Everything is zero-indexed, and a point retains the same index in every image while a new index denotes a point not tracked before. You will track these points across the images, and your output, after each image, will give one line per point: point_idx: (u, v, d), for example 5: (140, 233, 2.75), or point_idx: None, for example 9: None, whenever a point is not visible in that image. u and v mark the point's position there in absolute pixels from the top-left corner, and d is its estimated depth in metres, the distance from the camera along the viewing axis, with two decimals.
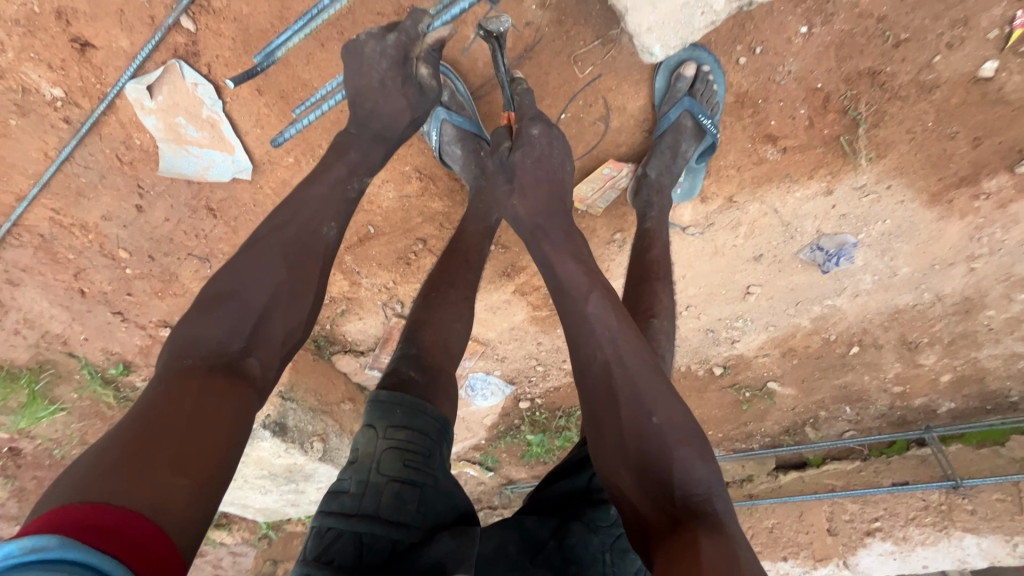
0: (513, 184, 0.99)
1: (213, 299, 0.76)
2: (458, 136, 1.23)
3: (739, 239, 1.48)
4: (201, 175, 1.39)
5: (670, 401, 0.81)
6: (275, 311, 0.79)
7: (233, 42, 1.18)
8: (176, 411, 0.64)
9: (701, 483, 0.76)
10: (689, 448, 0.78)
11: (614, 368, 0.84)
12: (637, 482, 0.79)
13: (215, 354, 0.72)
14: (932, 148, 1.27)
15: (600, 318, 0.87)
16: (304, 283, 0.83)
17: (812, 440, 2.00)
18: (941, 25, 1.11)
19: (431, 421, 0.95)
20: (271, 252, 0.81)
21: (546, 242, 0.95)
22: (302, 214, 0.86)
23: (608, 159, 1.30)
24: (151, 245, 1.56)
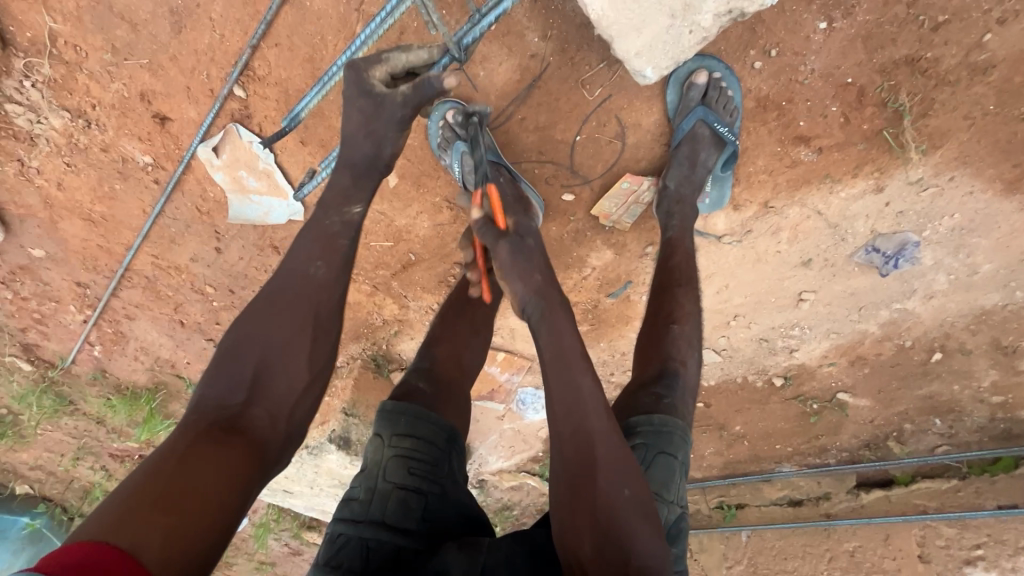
0: (526, 263, 0.94)
1: (224, 358, 0.90)
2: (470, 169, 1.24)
3: (781, 245, 1.40)
4: (263, 219, 1.57)
5: (636, 479, 0.83)
6: (277, 365, 0.91)
7: (276, 103, 1.33)
8: (166, 464, 0.75)
9: (653, 556, 0.79)
10: (643, 525, 0.81)
11: (597, 437, 0.82)
12: (601, 558, 0.78)
13: (220, 408, 0.85)
14: (998, 133, 1.14)
15: (590, 388, 0.84)
16: (296, 329, 0.93)
17: (897, 456, 1.81)
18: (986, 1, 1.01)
19: (436, 430, 1.01)
20: (271, 308, 0.94)
21: (555, 309, 0.90)
22: (294, 265, 0.97)
23: (626, 174, 1.31)
24: (231, 280, 1.78)
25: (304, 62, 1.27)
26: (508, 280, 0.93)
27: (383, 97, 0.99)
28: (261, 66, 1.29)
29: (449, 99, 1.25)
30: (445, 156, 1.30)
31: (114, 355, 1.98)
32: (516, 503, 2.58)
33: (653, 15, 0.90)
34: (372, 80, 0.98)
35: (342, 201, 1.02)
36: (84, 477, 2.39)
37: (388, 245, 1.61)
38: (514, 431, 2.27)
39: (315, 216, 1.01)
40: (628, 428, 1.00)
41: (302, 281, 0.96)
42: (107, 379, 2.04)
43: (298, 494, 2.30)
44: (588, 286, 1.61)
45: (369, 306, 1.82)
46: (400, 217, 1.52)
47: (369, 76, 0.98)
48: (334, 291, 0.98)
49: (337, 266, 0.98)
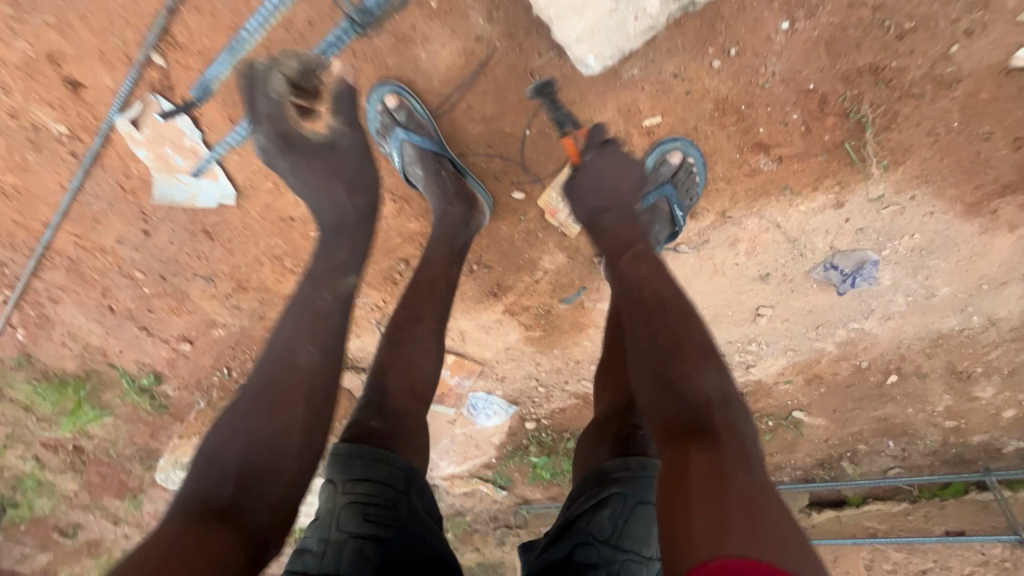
0: (569, 184, 1.10)
1: (205, 459, 0.82)
2: (623, 158, 1.07)
3: (739, 256, 1.33)
4: (191, 202, 1.45)
5: (687, 326, 0.85)
6: (269, 443, 0.83)
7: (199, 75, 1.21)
8: (151, 557, 0.67)
9: (713, 392, 0.77)
10: (696, 361, 0.81)
11: (642, 291, 0.92)
12: (655, 386, 0.80)
13: (204, 501, 0.77)
14: (962, 151, 1.10)
15: (632, 265, 0.97)
16: (290, 407, 0.86)
17: (850, 477, 1.77)
18: (954, 9, 0.96)
19: (396, 470, 0.92)
20: (253, 397, 0.87)
21: (606, 212, 1.06)
22: (278, 347, 0.90)
23: (573, 157, 1.23)
24: (161, 266, 1.70)
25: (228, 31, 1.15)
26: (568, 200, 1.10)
27: (270, 87, 1.01)
28: (180, 32, 1.17)
29: (389, 82, 1.15)
30: (384, 142, 1.23)
31: (38, 339, 1.83)
32: (469, 509, 2.50)
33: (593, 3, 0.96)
34: (267, 78, 1.01)
35: (336, 274, 0.97)
36: (8, 469, 2.24)
37: None
38: (465, 436, 2.17)
39: (303, 297, 0.95)
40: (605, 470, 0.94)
41: (290, 377, 0.88)
42: (32, 365, 1.89)
43: None
44: (541, 290, 1.54)
45: None
46: None
47: (262, 71, 1.01)
48: (326, 376, 0.91)
49: (328, 351, 0.92)
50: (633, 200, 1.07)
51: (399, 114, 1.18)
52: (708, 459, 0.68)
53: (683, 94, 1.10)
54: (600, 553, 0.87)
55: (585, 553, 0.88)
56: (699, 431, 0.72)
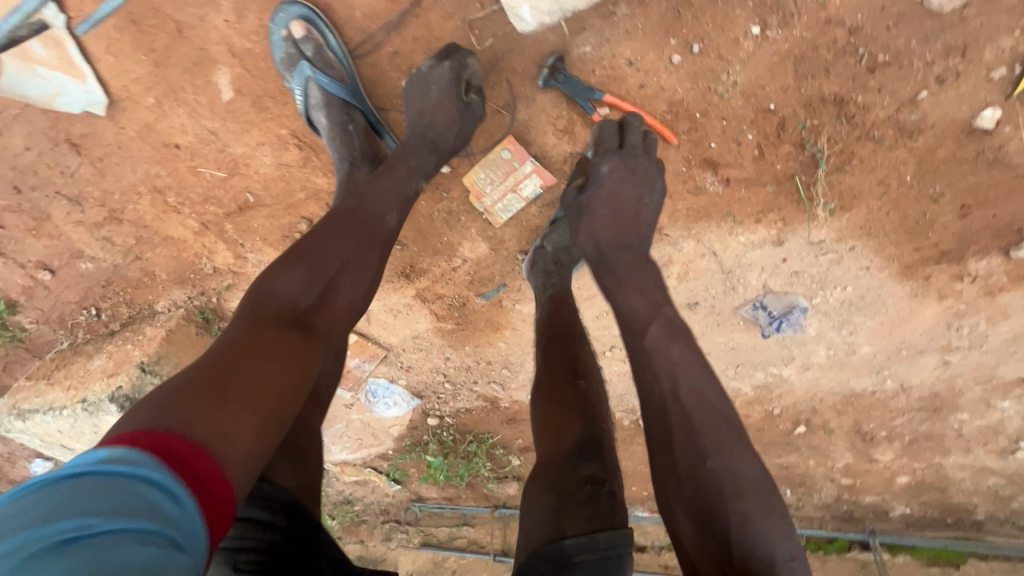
0: (582, 217, 0.97)
1: (298, 255, 0.84)
2: (623, 163, 0.96)
3: (669, 279, 1.23)
4: (48, 102, 1.16)
5: (736, 451, 0.75)
6: (346, 277, 0.87)
7: None
8: (241, 356, 0.72)
9: (781, 550, 0.70)
10: (751, 504, 0.72)
11: (677, 394, 0.79)
12: (697, 532, 0.73)
13: (289, 307, 0.80)
14: (908, 209, 1.04)
15: (662, 348, 0.82)
16: (369, 253, 0.91)
17: None
18: (931, 50, 0.91)
19: (267, 504, 0.81)
20: (343, 227, 0.89)
21: (626, 258, 0.92)
22: (371, 197, 0.94)
23: (507, 138, 1.10)
24: (16, 175, 1.42)
25: None
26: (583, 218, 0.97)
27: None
28: None
29: (298, 4, 1.00)
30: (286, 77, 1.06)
31: None
32: (360, 497, 2.31)
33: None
34: None
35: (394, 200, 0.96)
36: None
37: (220, 176, 1.29)
38: (363, 423, 1.99)
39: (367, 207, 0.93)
40: (557, 554, 0.76)
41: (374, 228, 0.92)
42: None
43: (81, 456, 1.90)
44: (457, 281, 1.40)
45: (198, 246, 1.49)
46: (237, 143, 1.21)
47: None
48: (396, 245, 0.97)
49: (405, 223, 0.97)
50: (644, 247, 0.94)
51: (306, 45, 1.02)
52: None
53: (636, 87, 1.00)
54: None
55: None
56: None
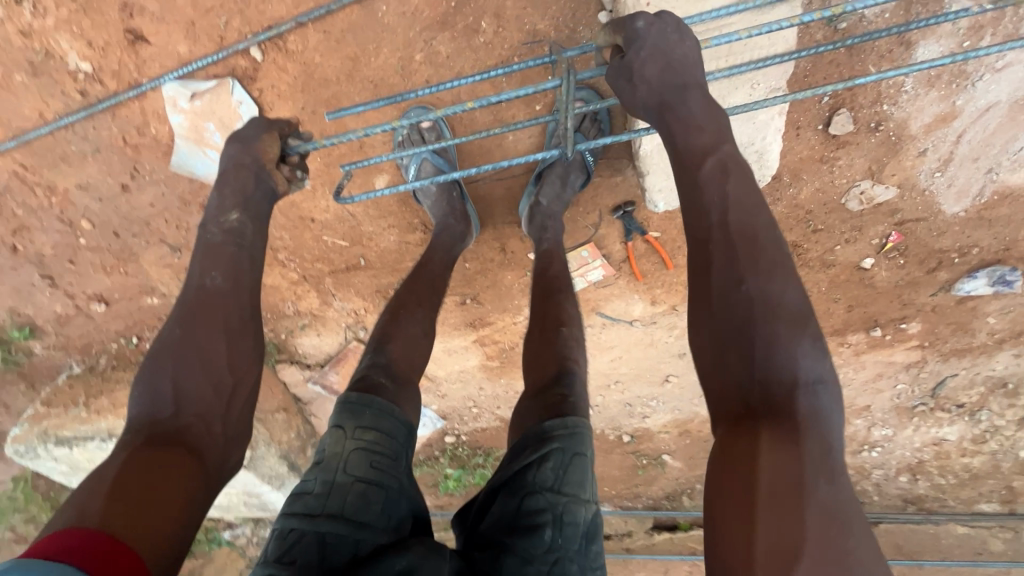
0: (631, 82, 0.89)
1: (148, 371, 0.90)
2: (659, 17, 0.87)
3: (671, 336, 1.77)
4: (211, 178, 1.40)
5: (786, 286, 0.74)
6: (192, 358, 0.91)
7: (293, 80, 1.23)
8: (111, 477, 0.76)
9: (806, 374, 0.70)
10: (788, 331, 0.71)
11: (718, 234, 0.77)
12: (722, 364, 0.73)
13: (151, 422, 0.86)
14: (821, 305, 1.66)
15: (714, 184, 0.80)
16: (207, 327, 0.94)
17: (685, 507, 2.35)
18: (845, 227, 1.45)
19: (396, 426, 1.02)
20: (177, 328, 0.94)
21: (676, 101, 0.86)
22: (196, 266, 0.99)
23: (587, 244, 1.55)
24: (121, 223, 1.55)
25: (345, 59, 1.20)
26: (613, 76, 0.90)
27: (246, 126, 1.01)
28: (294, 41, 1.19)
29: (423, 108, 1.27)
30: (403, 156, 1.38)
31: None
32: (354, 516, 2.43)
33: None
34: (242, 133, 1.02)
35: (217, 212, 1.01)
36: None
37: (341, 244, 1.57)
38: None
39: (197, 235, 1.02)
40: (540, 431, 0.98)
41: (204, 299, 0.96)
42: None
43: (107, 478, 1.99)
44: (514, 331, 1.80)
45: (286, 293, 1.68)
46: (370, 223, 1.52)
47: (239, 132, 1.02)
48: (235, 298, 0.98)
49: (233, 276, 0.99)
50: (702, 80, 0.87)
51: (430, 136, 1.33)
52: (778, 461, 0.64)
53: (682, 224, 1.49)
54: (545, 498, 0.93)
55: (533, 500, 0.93)
56: (755, 415, 0.68)
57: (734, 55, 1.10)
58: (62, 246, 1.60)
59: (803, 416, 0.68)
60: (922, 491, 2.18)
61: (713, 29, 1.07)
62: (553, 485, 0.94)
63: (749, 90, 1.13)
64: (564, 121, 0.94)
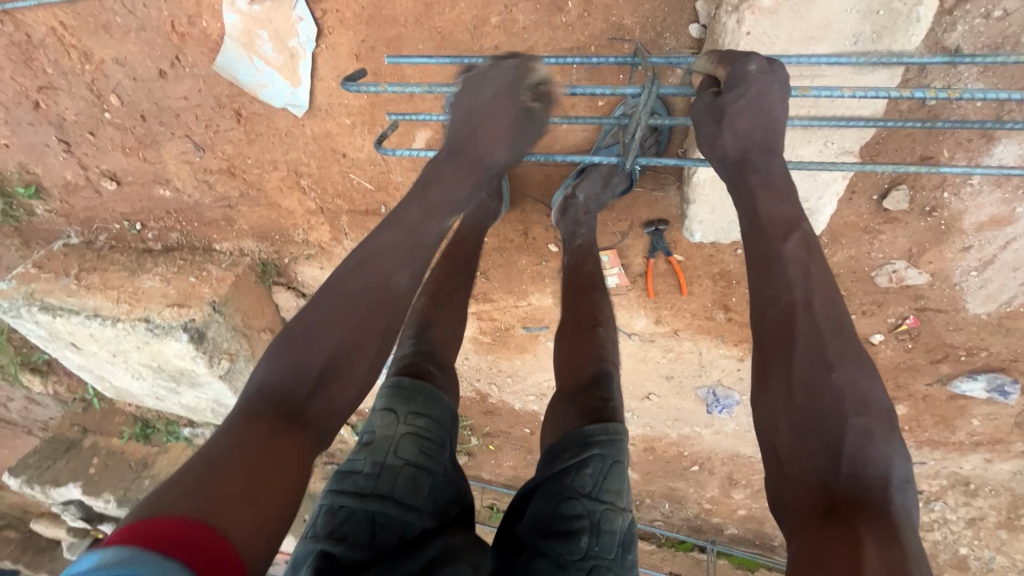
0: (719, 122, 0.89)
1: (296, 338, 0.85)
2: (773, 67, 0.87)
3: (664, 358, 1.77)
4: (253, 88, 1.36)
5: (863, 371, 0.74)
6: (347, 355, 0.86)
7: (360, 11, 1.20)
8: (235, 452, 0.69)
9: (896, 472, 0.68)
10: (874, 423, 0.70)
11: (800, 310, 0.77)
12: (803, 445, 0.71)
13: (282, 398, 0.79)
14: None
15: (796, 259, 0.81)
16: (371, 328, 0.90)
17: None
18: (866, 300, 1.43)
19: (445, 412, 0.98)
20: (342, 309, 0.89)
21: (755, 169, 0.88)
22: (374, 251, 0.94)
23: (609, 249, 1.53)
24: (150, 108, 1.50)
25: (417, 3, 1.16)
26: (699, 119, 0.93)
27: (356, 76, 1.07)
28: None
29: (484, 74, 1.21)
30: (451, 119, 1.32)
31: None
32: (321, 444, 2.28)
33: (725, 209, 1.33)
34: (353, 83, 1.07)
35: (414, 196, 1.00)
36: None
37: (367, 186, 1.51)
38: None
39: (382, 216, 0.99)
40: (580, 434, 0.92)
41: (382, 292, 0.92)
42: None
43: (81, 352, 1.98)
44: (514, 314, 1.79)
45: (299, 220, 1.63)
46: (399, 173, 1.49)
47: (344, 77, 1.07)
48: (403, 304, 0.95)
49: (411, 280, 0.96)
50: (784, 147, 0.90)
51: None
52: (884, 543, 0.60)
53: (708, 254, 1.47)
54: (582, 504, 0.87)
55: (569, 505, 0.87)
56: (848, 501, 0.65)
57: (817, 108, 1.05)
58: (86, 116, 1.55)
59: (883, 503, 0.65)
60: None
61: (809, 76, 1.01)
62: (592, 491, 0.88)
63: (823, 146, 1.09)
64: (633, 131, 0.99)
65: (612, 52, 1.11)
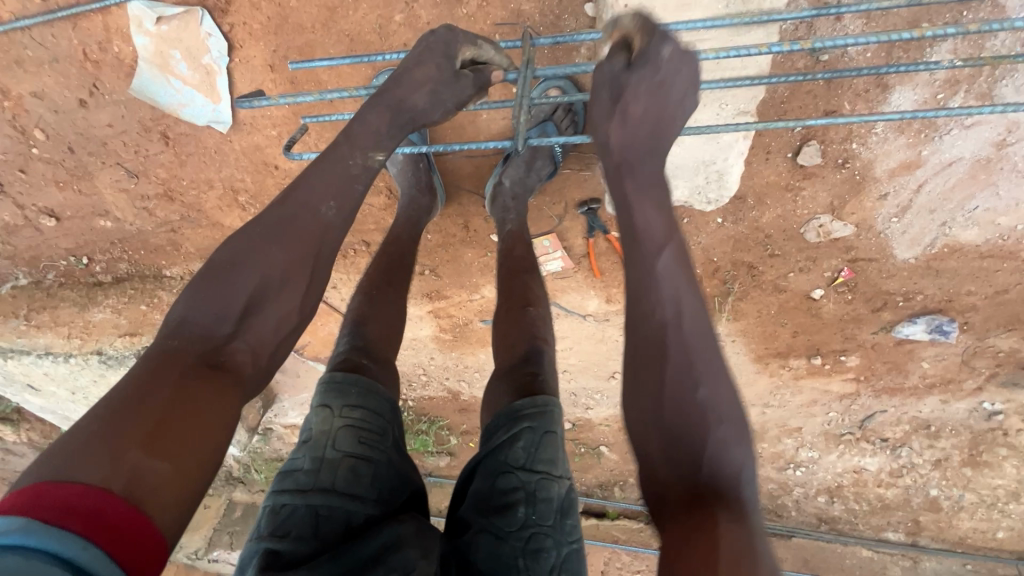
0: (615, 102, 0.87)
1: (222, 266, 0.78)
2: (684, 52, 0.86)
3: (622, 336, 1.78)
4: (174, 109, 1.36)
5: (720, 379, 0.75)
6: (273, 288, 0.79)
7: (266, 21, 1.21)
8: (140, 404, 0.62)
9: (738, 465, 0.71)
10: (730, 430, 0.72)
11: (670, 328, 0.77)
12: (665, 454, 0.73)
13: (203, 338, 0.72)
14: (768, 327, 1.68)
15: (667, 272, 0.79)
16: (304, 256, 0.82)
17: (615, 498, 2.34)
18: (800, 256, 1.48)
19: (384, 402, 0.98)
20: (275, 234, 0.81)
21: (630, 175, 0.86)
22: (312, 178, 0.86)
23: (551, 234, 1.56)
24: (76, 138, 1.48)
25: (322, 8, 1.18)
26: (597, 93, 0.89)
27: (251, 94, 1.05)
28: None
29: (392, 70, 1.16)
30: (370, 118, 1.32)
31: None
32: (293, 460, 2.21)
33: None
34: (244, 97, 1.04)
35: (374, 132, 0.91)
36: None
37: None
38: None
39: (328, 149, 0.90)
40: (511, 411, 0.95)
41: (310, 219, 0.84)
42: None
43: (44, 393, 1.99)
44: (470, 308, 1.80)
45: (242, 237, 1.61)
46: None
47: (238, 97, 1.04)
48: (342, 230, 0.87)
49: (350, 207, 0.88)
50: (667, 145, 0.89)
51: None
52: (736, 534, 0.63)
53: None
54: (516, 477, 0.91)
55: (505, 479, 0.91)
56: (704, 510, 0.67)
57: (707, 72, 1.10)
58: (14, 154, 1.53)
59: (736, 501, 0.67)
60: (837, 513, 2.18)
61: (691, 39, 1.06)
62: (526, 463, 0.92)
63: (717, 109, 1.14)
64: (518, 117, 0.91)
65: (508, 35, 1.14)
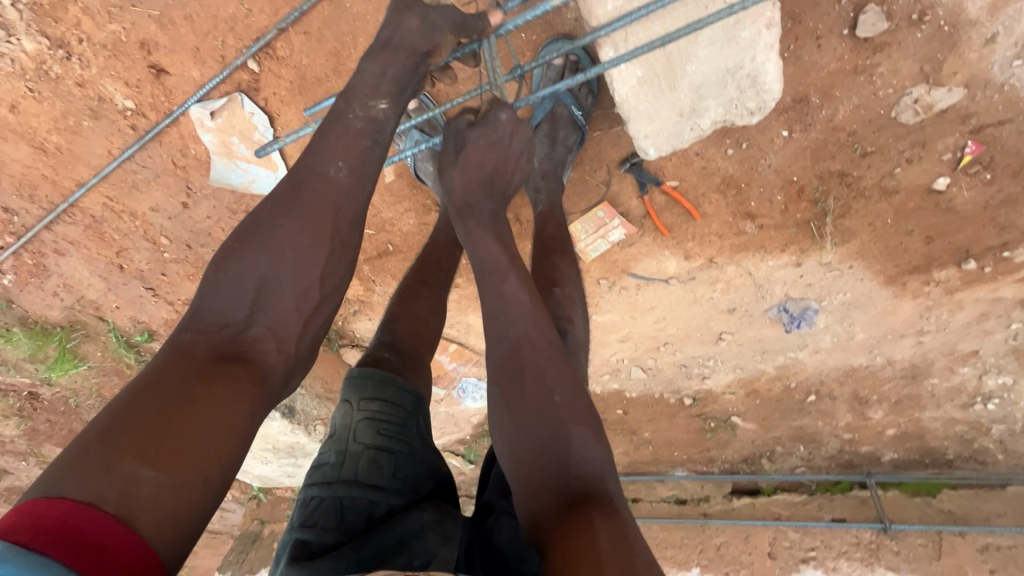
0: (459, 153, 0.98)
1: (235, 251, 0.82)
2: (519, 121, 0.96)
3: (715, 293, 1.62)
4: (246, 187, 1.57)
5: (560, 371, 0.85)
6: (283, 273, 0.82)
7: (290, 84, 1.37)
8: (153, 396, 0.67)
9: (597, 462, 0.80)
10: (582, 429, 0.81)
11: (524, 344, 0.86)
12: (535, 460, 0.80)
13: (221, 328, 0.78)
14: (889, 240, 1.41)
15: (515, 298, 0.89)
16: (316, 232, 0.84)
17: (767, 472, 1.98)
18: (902, 144, 1.27)
19: (404, 394, 1.04)
20: (284, 212, 0.84)
21: (472, 218, 0.98)
22: (313, 152, 0.87)
23: (603, 203, 1.49)
24: (190, 236, 1.76)
25: (329, 55, 1.33)
26: (445, 167, 1.00)
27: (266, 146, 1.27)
28: (282, 47, 1.33)
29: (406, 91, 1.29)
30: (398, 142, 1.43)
31: (28, 288, 1.88)
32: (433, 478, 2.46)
33: (664, 113, 1.26)
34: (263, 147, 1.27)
35: (367, 93, 0.91)
36: None
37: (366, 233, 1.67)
38: (447, 414, 2.31)
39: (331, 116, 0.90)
40: None
41: (321, 185, 0.86)
42: (12, 311, 1.92)
43: None
44: None
45: None
46: (388, 209, 1.60)
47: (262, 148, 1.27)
48: (352, 200, 0.87)
49: (358, 172, 0.88)
50: (504, 196, 1.01)
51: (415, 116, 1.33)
52: (606, 531, 0.70)
53: (700, 167, 1.39)
54: None
55: None
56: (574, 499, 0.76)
57: None
58: (153, 262, 1.85)
59: (602, 494, 0.77)
60: None
61: None
62: None
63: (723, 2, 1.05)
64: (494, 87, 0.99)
65: None
